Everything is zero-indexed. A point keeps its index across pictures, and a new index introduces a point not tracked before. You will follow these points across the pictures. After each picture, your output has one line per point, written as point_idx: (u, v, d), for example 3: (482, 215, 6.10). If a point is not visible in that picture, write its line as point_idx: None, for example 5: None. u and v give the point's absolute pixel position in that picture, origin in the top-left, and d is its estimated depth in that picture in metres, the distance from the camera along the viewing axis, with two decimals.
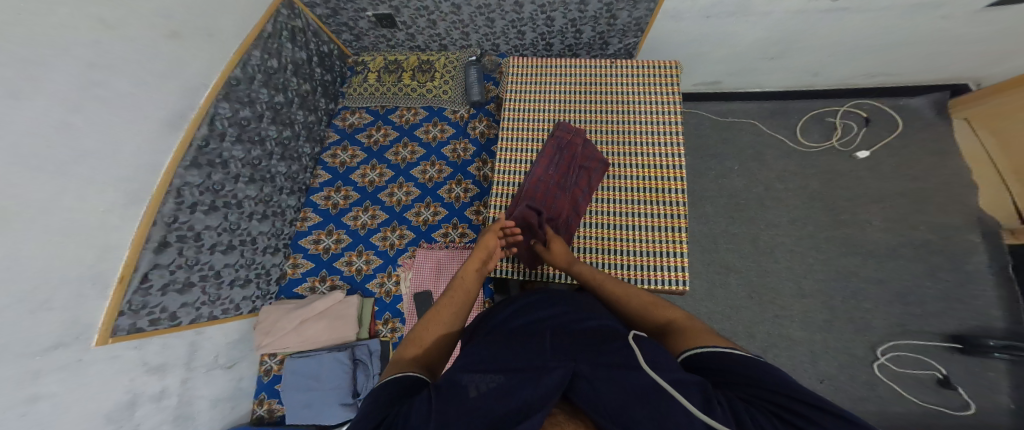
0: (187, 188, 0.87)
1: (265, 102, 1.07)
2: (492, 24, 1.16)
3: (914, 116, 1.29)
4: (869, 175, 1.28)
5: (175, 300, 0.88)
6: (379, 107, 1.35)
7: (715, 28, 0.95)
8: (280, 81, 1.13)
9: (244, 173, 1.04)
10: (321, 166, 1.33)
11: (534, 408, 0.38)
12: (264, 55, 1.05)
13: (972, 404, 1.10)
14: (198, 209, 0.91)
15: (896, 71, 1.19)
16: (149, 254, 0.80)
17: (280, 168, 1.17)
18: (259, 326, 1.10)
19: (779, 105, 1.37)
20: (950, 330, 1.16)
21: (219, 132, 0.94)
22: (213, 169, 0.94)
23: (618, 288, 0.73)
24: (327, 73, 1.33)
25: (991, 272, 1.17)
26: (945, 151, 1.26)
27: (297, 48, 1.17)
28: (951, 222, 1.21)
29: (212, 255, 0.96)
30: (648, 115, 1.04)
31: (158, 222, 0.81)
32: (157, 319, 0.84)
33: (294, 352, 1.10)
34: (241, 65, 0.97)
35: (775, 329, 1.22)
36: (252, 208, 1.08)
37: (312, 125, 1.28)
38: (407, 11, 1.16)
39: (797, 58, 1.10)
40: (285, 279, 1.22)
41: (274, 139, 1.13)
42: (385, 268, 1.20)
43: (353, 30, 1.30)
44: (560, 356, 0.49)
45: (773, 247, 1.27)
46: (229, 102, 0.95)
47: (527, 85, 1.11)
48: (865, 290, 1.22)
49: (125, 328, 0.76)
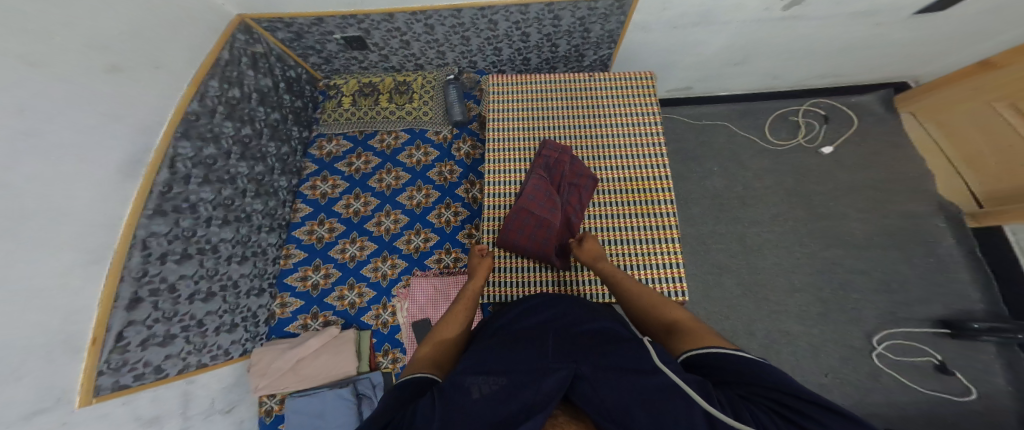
0: (153, 238, 0.81)
1: (230, 136, 1.02)
2: (468, 43, 1.16)
3: (868, 111, 1.40)
4: (836, 168, 1.35)
5: (157, 353, 0.83)
6: (356, 132, 1.31)
7: (683, 38, 1.03)
8: (246, 112, 1.07)
9: (217, 215, 0.98)
10: (301, 199, 1.27)
11: (534, 409, 0.39)
12: (222, 84, 0.99)
13: (973, 388, 1.11)
14: (169, 258, 0.85)
15: (845, 72, 1.30)
16: (121, 311, 0.75)
17: (256, 206, 1.11)
18: (253, 368, 1.04)
19: (746, 106, 1.46)
20: (937, 315, 1.19)
21: (183, 175, 0.88)
22: (181, 215, 0.88)
23: (635, 287, 0.76)
24: (296, 99, 1.28)
25: (962, 254, 1.23)
26: (902, 143, 1.36)
27: (260, 75, 1.12)
28: (919, 209, 1.28)
29: (192, 304, 0.91)
30: (630, 127, 1.09)
31: (126, 277, 0.75)
32: (141, 374, 0.80)
33: (294, 391, 1.05)
34: (198, 97, 0.91)
35: (772, 326, 1.22)
36: (229, 251, 1.03)
37: (285, 158, 1.23)
38: (378, 33, 1.12)
39: (759, 64, 1.20)
40: (274, 319, 1.16)
41: (245, 176, 1.08)
42: (380, 299, 1.15)
43: (321, 54, 1.24)
44: (560, 356, 0.48)
45: (760, 245, 1.30)
46: (189, 141, 0.89)
47: (510, 103, 1.14)
48: (852, 280, 1.25)
49: (108, 387, 0.73)
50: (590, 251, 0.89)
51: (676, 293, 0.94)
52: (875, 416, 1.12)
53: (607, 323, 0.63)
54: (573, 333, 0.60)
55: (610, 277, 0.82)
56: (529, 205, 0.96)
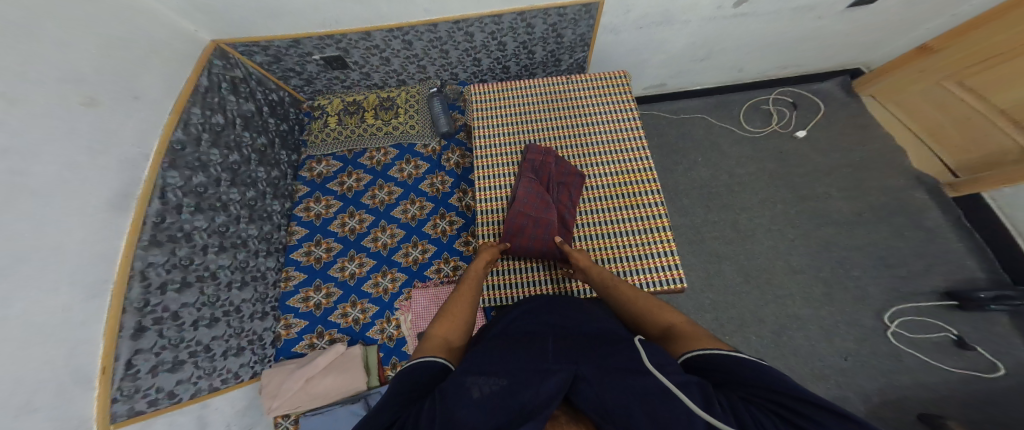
0: (152, 269, 0.80)
1: (217, 164, 1.01)
2: (447, 55, 1.23)
3: (830, 97, 1.50)
4: (813, 151, 1.42)
5: (168, 378, 0.81)
6: (345, 151, 1.34)
7: (648, 36, 1.13)
8: (232, 138, 1.08)
9: (212, 243, 0.97)
10: (295, 221, 1.27)
11: (534, 412, 0.36)
12: (205, 111, 0.99)
13: (1000, 363, 1.08)
14: (169, 288, 0.83)
15: (802, 62, 1.41)
16: (126, 341, 0.73)
17: (251, 231, 1.10)
18: (264, 390, 1.01)
19: (718, 99, 1.54)
20: (941, 287, 1.19)
21: (174, 204, 0.87)
22: (178, 243, 0.87)
23: (630, 293, 0.74)
24: (281, 122, 1.30)
25: (950, 222, 1.26)
26: (868, 123, 1.44)
27: (241, 100, 1.13)
28: (898, 184, 1.33)
29: (197, 330, 0.89)
30: (610, 124, 1.15)
31: (128, 309, 0.73)
32: (155, 400, 0.77)
33: (307, 410, 1.01)
34: (181, 126, 0.91)
35: (780, 312, 1.21)
36: (229, 277, 1.01)
37: (276, 181, 1.23)
38: (357, 51, 1.17)
39: (722, 59, 1.30)
40: (280, 341, 1.13)
41: (238, 202, 1.08)
42: (383, 313, 1.13)
43: (302, 76, 1.28)
44: (560, 357, 0.46)
45: (753, 229, 1.32)
46: (177, 169, 0.89)
47: (494, 111, 1.20)
48: (848, 257, 1.26)
49: (123, 413, 0.70)
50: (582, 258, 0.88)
51: (673, 281, 0.94)
52: (906, 400, 1.07)
53: (607, 323, 0.62)
54: (573, 333, 0.58)
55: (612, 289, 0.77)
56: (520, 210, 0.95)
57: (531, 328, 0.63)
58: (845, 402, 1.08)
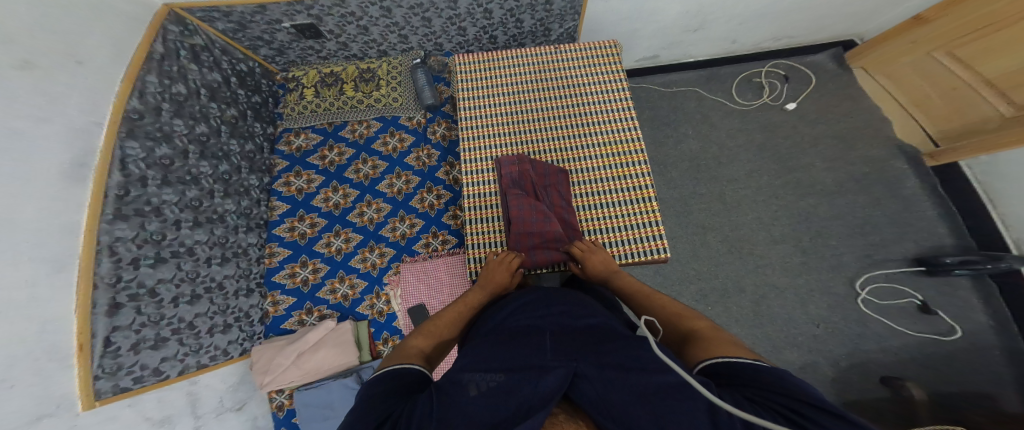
0: (120, 243, 0.79)
1: (183, 134, 0.99)
2: (430, 24, 1.19)
3: (823, 68, 1.49)
4: (801, 123, 1.43)
5: (152, 356, 0.83)
6: (325, 124, 1.32)
7: (642, 5, 1.09)
8: (198, 109, 1.05)
9: (185, 218, 0.97)
10: (276, 196, 1.26)
11: (534, 408, 0.39)
12: (163, 80, 0.95)
13: (957, 325, 1.16)
14: (143, 263, 0.84)
15: (795, 33, 1.39)
16: (101, 318, 0.73)
17: (228, 206, 1.11)
18: (256, 366, 1.04)
19: (712, 72, 1.52)
20: (911, 255, 1.25)
21: (138, 176, 0.85)
22: (147, 217, 0.86)
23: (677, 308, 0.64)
24: (252, 94, 1.26)
25: (927, 194, 1.30)
26: (857, 94, 1.45)
27: (206, 70, 1.09)
28: (882, 155, 1.36)
29: (177, 307, 0.91)
30: (599, 95, 1.14)
31: (99, 285, 0.73)
32: (141, 376, 0.80)
33: (300, 385, 1.05)
34: (138, 95, 0.88)
35: (760, 281, 1.27)
36: (207, 253, 1.02)
37: (251, 155, 1.22)
38: (330, 19, 1.12)
39: (715, 29, 1.28)
40: (268, 318, 1.17)
41: (210, 175, 1.06)
42: (372, 289, 1.16)
43: (272, 45, 1.23)
44: (559, 355, 0.48)
45: (739, 201, 1.36)
46: (137, 139, 0.86)
47: (480, 80, 1.17)
48: (827, 226, 1.31)
49: (108, 390, 0.73)
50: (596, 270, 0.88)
51: (658, 251, 0.98)
52: (870, 363, 1.16)
53: (597, 319, 0.61)
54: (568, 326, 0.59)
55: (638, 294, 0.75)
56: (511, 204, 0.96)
57: (524, 325, 0.62)
58: (814, 367, 1.17)
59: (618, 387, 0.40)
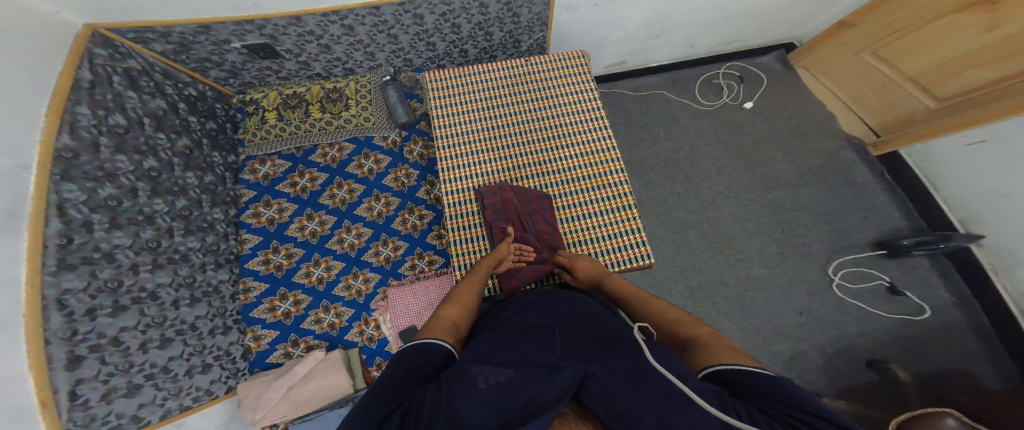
0: (69, 295, 0.70)
1: (129, 171, 0.91)
2: (396, 40, 1.18)
3: (770, 70, 1.62)
4: (760, 121, 1.53)
5: (128, 404, 0.77)
6: (293, 150, 1.25)
7: (605, 14, 1.15)
8: (143, 141, 0.97)
9: (144, 261, 0.87)
10: (245, 229, 1.17)
11: (533, 414, 0.36)
12: (97, 111, 0.86)
13: (925, 306, 1.22)
14: (99, 313, 0.74)
15: (743, 37, 1.50)
16: (61, 373, 0.65)
17: (191, 244, 1.01)
18: (244, 403, 0.95)
19: (675, 74, 1.61)
20: (874, 237, 1.33)
21: (81, 222, 0.76)
22: (97, 265, 0.77)
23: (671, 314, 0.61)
24: (206, 120, 1.19)
25: (878, 181, 1.40)
26: (803, 92, 1.57)
27: (148, 97, 1.01)
28: (834, 147, 1.47)
29: (147, 352, 0.82)
30: (573, 107, 1.16)
31: (51, 340, 0.64)
32: (117, 425, 0.74)
33: (295, 418, 0.95)
34: (68, 129, 0.78)
35: (742, 273, 1.29)
36: (174, 295, 0.92)
37: (213, 187, 1.13)
38: (287, 38, 1.09)
39: (673, 35, 1.36)
40: (251, 353, 1.06)
41: (166, 213, 0.98)
42: (360, 315, 1.08)
43: (223, 66, 1.17)
44: (571, 353, 0.45)
45: (713, 197, 1.40)
46: (74, 182, 0.76)
47: (453, 97, 1.17)
48: (795, 216, 1.37)
49: None
50: (585, 272, 0.84)
51: (641, 257, 0.98)
52: (855, 348, 1.19)
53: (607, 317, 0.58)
54: (580, 327, 0.54)
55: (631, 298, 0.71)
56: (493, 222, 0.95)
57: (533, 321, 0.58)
58: (804, 356, 1.19)
59: (625, 387, 0.38)
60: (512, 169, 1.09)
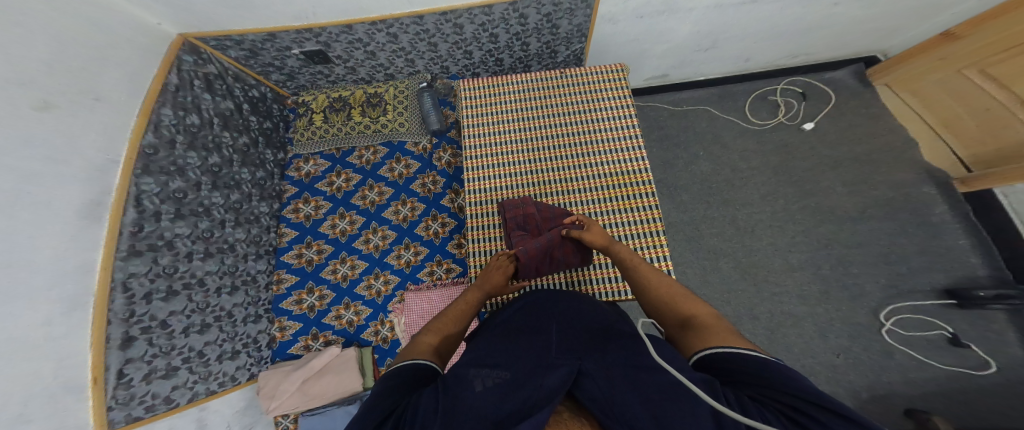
0: (133, 279, 0.80)
1: (196, 167, 1.00)
2: (436, 48, 1.18)
3: (842, 86, 1.43)
4: (819, 144, 1.37)
5: (163, 385, 0.84)
6: (333, 150, 1.32)
7: (652, 26, 1.07)
8: (210, 139, 1.06)
9: (197, 249, 0.98)
10: (285, 223, 1.27)
11: (534, 408, 0.35)
12: (178, 112, 0.97)
13: (991, 361, 1.08)
14: (154, 297, 0.84)
15: (813, 51, 1.34)
16: (115, 352, 0.75)
17: (239, 235, 1.12)
18: (262, 391, 1.05)
19: (723, 90, 1.48)
20: (941, 285, 1.18)
21: (151, 212, 0.86)
22: (159, 252, 0.87)
23: (674, 292, 0.59)
24: (264, 120, 1.28)
25: (957, 221, 1.23)
26: (881, 113, 1.38)
27: (218, 98, 1.11)
28: (907, 178, 1.29)
29: (187, 336, 0.92)
30: (607, 123, 1.11)
31: (113, 320, 0.75)
32: (152, 405, 0.81)
33: (305, 411, 1.05)
34: (152, 129, 0.89)
35: (775, 309, 1.21)
36: (217, 282, 1.03)
37: (262, 182, 1.23)
38: (338, 45, 1.12)
39: (728, 48, 1.24)
40: (275, 343, 1.17)
41: (221, 206, 1.08)
42: (376, 316, 1.15)
43: (283, 70, 1.24)
44: (566, 354, 0.44)
45: (753, 225, 1.30)
46: (151, 175, 0.87)
47: (485, 107, 1.16)
48: (847, 255, 1.24)
49: (121, 420, 0.74)
50: (596, 237, 0.80)
51: None
52: (893, 395, 1.08)
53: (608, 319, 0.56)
54: (575, 324, 0.54)
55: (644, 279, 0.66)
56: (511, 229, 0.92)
57: (524, 320, 0.58)
58: None
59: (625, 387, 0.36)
60: (537, 184, 1.07)
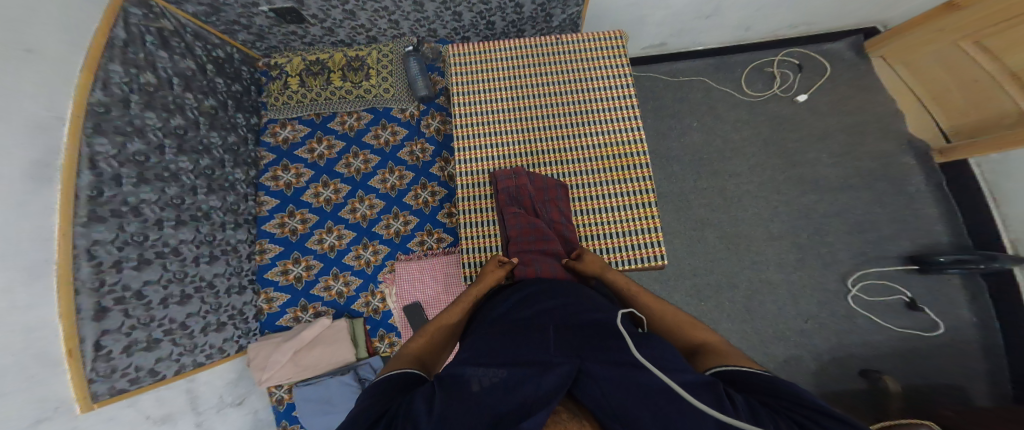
0: (99, 246, 0.77)
1: (157, 128, 0.95)
2: (423, 9, 1.10)
3: (839, 58, 1.42)
4: (811, 115, 1.38)
5: (146, 357, 0.85)
6: (314, 115, 1.27)
7: None
8: (170, 100, 1.00)
9: (168, 217, 0.95)
10: (263, 191, 1.25)
11: (534, 407, 0.35)
12: (128, 69, 0.89)
13: (941, 322, 1.18)
14: (126, 265, 0.82)
15: (813, 20, 1.30)
16: (88, 323, 0.73)
17: (213, 202, 1.09)
18: (253, 362, 1.08)
19: (720, 61, 1.45)
20: (907, 251, 1.25)
21: (110, 176, 0.81)
22: (125, 218, 0.84)
23: (653, 303, 0.67)
24: (232, 82, 1.22)
25: (931, 191, 1.28)
26: (873, 86, 1.38)
27: (177, 57, 1.03)
28: (889, 150, 1.33)
29: (167, 308, 0.91)
30: (603, 93, 1.08)
31: (81, 290, 0.72)
32: (137, 377, 0.82)
33: (298, 381, 1.08)
34: (100, 85, 0.82)
35: (753, 276, 1.27)
36: (195, 252, 1.01)
37: (236, 147, 1.20)
38: (313, 3, 1.04)
39: (728, 15, 1.19)
40: (263, 315, 1.18)
41: (191, 171, 1.04)
42: (367, 286, 1.17)
43: (251, 29, 1.17)
44: (564, 351, 0.45)
45: (740, 196, 1.33)
46: (105, 136, 0.81)
47: (477, 73, 1.11)
48: (825, 224, 1.30)
49: (105, 392, 0.75)
50: (591, 265, 0.83)
51: (653, 258, 0.96)
52: (853, 356, 1.19)
53: (602, 314, 0.58)
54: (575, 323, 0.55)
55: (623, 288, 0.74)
56: (505, 206, 0.95)
57: (529, 314, 0.61)
58: (799, 361, 1.20)
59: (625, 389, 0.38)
60: (530, 155, 1.05)
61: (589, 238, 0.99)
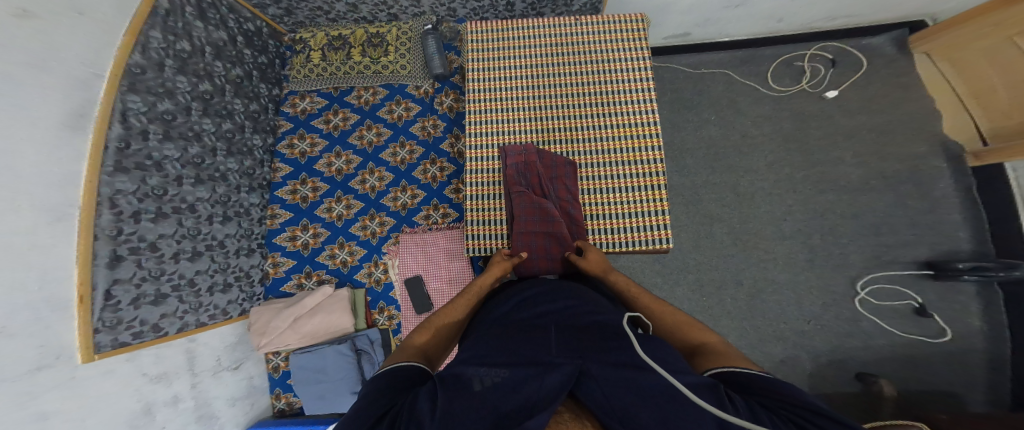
0: (121, 196, 0.81)
1: (186, 92, 0.98)
2: None
3: (878, 54, 1.33)
4: (839, 112, 1.32)
5: (152, 312, 0.87)
6: (331, 89, 1.29)
7: None
8: (201, 67, 1.03)
9: (187, 174, 0.98)
10: (279, 158, 1.29)
11: (536, 408, 0.38)
12: (167, 36, 0.92)
13: (948, 329, 1.18)
14: (143, 217, 0.86)
15: (855, 13, 1.21)
16: (102, 270, 0.76)
17: (230, 165, 1.13)
18: (254, 327, 1.13)
19: (747, 53, 1.38)
20: (923, 258, 1.22)
21: (138, 130, 0.85)
22: (147, 172, 0.87)
23: (651, 303, 0.68)
24: (259, 54, 1.23)
25: (958, 196, 1.23)
26: (912, 84, 1.30)
27: (212, 27, 1.05)
28: (918, 151, 1.27)
29: (178, 263, 0.95)
30: (619, 73, 1.05)
31: (99, 237, 0.76)
32: (140, 332, 0.84)
33: (296, 348, 1.15)
34: (139, 49, 0.85)
35: (759, 275, 1.27)
36: (209, 211, 1.05)
37: (256, 115, 1.22)
38: None
39: (761, 5, 1.12)
40: (268, 279, 1.24)
41: (213, 133, 1.07)
42: (370, 257, 1.21)
43: (280, 4, 1.19)
44: (567, 352, 0.47)
45: (753, 193, 1.31)
46: (138, 93, 0.85)
47: (492, 49, 1.09)
48: (840, 226, 1.27)
49: (107, 344, 0.76)
50: (594, 264, 0.83)
51: (658, 241, 0.96)
52: (851, 359, 1.20)
53: (603, 315, 0.60)
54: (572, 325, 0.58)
55: (625, 290, 0.75)
56: (513, 182, 0.94)
57: (531, 315, 0.64)
58: (795, 361, 1.22)
59: (628, 391, 0.40)
60: (540, 133, 1.04)
61: (594, 219, 0.99)
